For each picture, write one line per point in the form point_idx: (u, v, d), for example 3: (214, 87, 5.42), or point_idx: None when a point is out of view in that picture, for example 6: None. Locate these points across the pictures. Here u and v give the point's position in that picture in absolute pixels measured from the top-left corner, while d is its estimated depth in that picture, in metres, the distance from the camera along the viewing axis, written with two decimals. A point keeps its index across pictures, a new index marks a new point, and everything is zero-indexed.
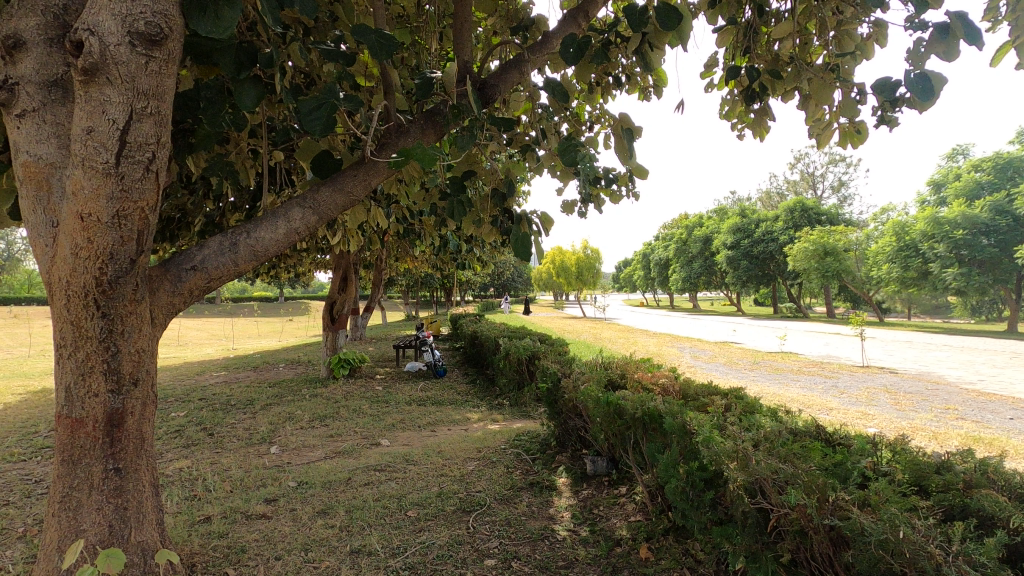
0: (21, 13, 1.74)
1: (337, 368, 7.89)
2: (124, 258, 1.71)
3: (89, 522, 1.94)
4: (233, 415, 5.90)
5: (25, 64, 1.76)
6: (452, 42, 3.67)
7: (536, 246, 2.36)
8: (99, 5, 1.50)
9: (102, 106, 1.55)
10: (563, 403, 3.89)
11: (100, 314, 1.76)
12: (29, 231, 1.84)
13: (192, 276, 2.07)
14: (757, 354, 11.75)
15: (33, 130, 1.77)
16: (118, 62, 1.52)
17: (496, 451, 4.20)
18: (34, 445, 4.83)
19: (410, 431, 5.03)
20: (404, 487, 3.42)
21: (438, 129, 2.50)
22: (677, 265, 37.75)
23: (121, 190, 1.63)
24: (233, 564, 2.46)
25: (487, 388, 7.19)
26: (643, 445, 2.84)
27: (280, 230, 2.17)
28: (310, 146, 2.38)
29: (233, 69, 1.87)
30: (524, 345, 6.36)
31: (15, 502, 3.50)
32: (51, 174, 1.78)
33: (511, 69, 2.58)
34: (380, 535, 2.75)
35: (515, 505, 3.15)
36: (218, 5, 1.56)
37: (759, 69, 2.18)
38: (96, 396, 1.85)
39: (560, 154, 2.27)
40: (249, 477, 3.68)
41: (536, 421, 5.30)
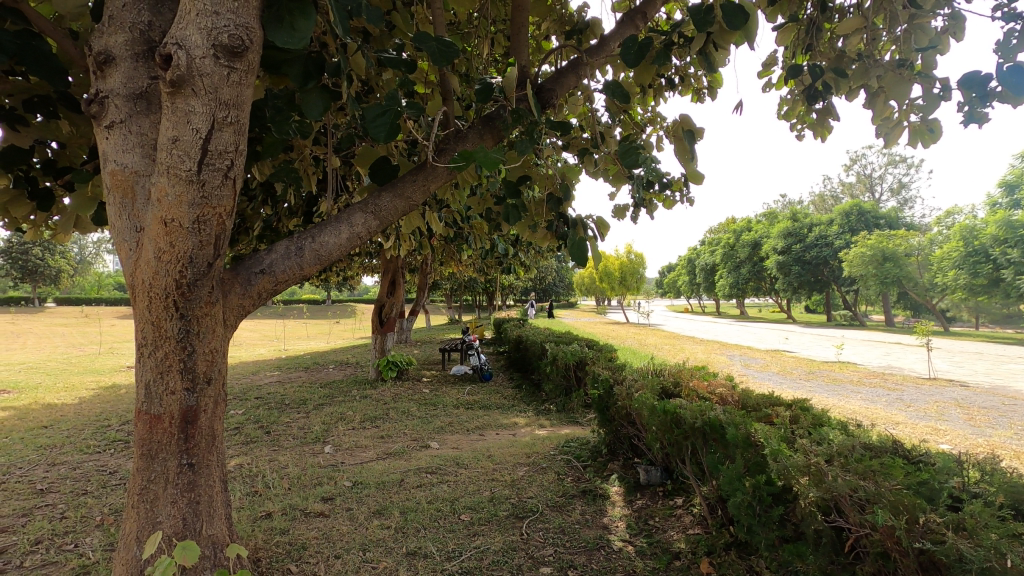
0: (110, 30, 1.85)
1: (386, 370, 8.04)
2: (202, 262, 1.79)
3: (165, 514, 2.02)
4: (288, 414, 6.08)
5: (114, 78, 1.86)
6: (503, 47, 3.68)
7: (591, 250, 2.32)
8: (186, 20, 1.57)
9: (187, 116, 1.61)
10: (615, 410, 3.82)
11: (179, 315, 1.84)
12: (115, 236, 1.94)
13: (260, 280, 2.13)
14: (811, 363, 11.31)
15: (120, 141, 1.88)
16: (202, 73, 1.59)
17: (546, 457, 4.17)
18: (107, 439, 5.11)
19: (459, 434, 5.06)
20: (456, 491, 3.43)
21: (495, 134, 2.50)
22: (723, 270, 36.78)
23: (202, 197, 1.70)
24: (295, 561, 2.52)
25: (534, 393, 7.16)
26: (703, 456, 2.75)
27: (343, 234, 2.22)
28: (368, 152, 2.42)
29: (301, 78, 1.91)
30: (572, 350, 6.31)
31: (92, 491, 3.70)
32: (136, 181, 1.88)
33: (568, 72, 2.55)
34: (434, 538, 2.76)
35: (568, 512, 3.11)
36: (294, 16, 1.61)
37: (823, 66, 2.04)
38: (172, 394, 1.93)
39: (621, 158, 2.23)
40: (306, 475, 3.78)
41: (584, 428, 5.24)
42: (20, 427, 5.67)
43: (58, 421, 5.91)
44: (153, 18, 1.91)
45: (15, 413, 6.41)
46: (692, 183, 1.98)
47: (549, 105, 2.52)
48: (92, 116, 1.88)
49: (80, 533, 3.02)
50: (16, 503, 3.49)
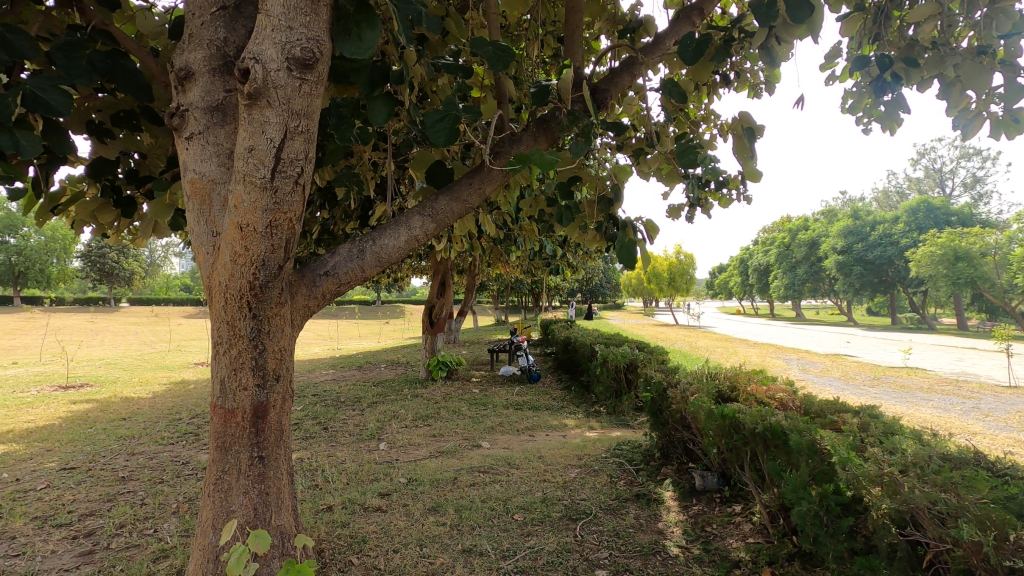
0: (190, 48, 1.97)
1: (436, 370, 8.18)
2: (273, 264, 1.88)
3: (238, 504, 2.14)
4: (344, 411, 6.28)
5: (193, 92, 1.98)
6: (554, 48, 3.67)
7: (641, 253, 2.31)
8: (262, 35, 1.65)
9: (262, 126, 1.70)
10: (669, 413, 3.75)
11: (251, 315, 1.95)
12: (193, 240, 2.07)
13: (325, 281, 2.21)
14: (876, 368, 10.74)
15: (198, 150, 2.00)
16: (277, 85, 1.67)
17: (597, 459, 4.15)
18: (179, 431, 5.42)
19: (509, 434, 5.10)
20: (509, 490, 3.46)
21: (550, 136, 2.52)
22: (778, 271, 35.44)
23: (275, 203, 1.78)
24: (355, 553, 2.61)
25: (583, 395, 7.11)
26: (764, 463, 2.66)
27: (402, 237, 2.28)
28: (424, 156, 2.48)
29: (368, 87, 1.98)
30: (622, 352, 6.24)
31: (168, 480, 3.94)
32: (212, 189, 2.00)
33: (622, 72, 2.53)
34: (489, 536, 2.80)
35: (622, 516, 3.08)
36: (361, 27, 1.67)
37: (892, 57, 1.88)
38: (245, 390, 2.03)
39: (678, 158, 2.20)
40: (363, 471, 3.90)
41: (636, 431, 5.18)
42: (103, 418, 6.10)
43: (136, 413, 6.33)
44: (228, 34, 2.02)
45: (98, 405, 6.89)
46: (749, 181, 1.94)
47: (603, 106, 2.51)
48: (173, 128, 2.01)
49: (158, 519, 3.22)
50: (102, 489, 3.76)
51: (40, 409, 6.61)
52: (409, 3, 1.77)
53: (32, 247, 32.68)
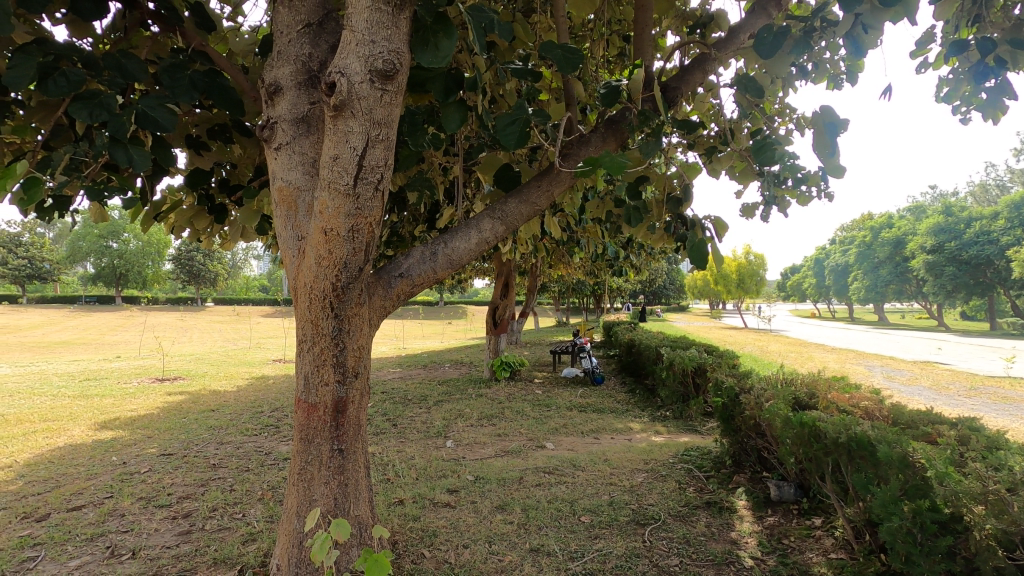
0: (279, 64, 2.11)
1: (500, 370, 8.27)
2: (354, 267, 1.98)
3: (319, 493, 2.25)
4: (411, 409, 6.47)
5: (281, 105, 2.12)
6: (621, 46, 3.62)
7: (713, 253, 2.26)
8: (347, 49, 1.74)
9: (346, 136, 1.79)
10: (740, 420, 3.61)
11: (333, 314, 2.06)
12: (280, 244, 2.20)
13: (400, 283, 2.29)
14: (974, 378, 9.86)
15: (286, 160, 2.13)
16: (360, 97, 1.75)
17: (665, 464, 4.07)
18: (262, 423, 5.78)
19: (573, 436, 5.09)
20: (575, 492, 3.45)
21: (619, 137, 2.50)
22: (859, 271, 33.26)
23: (356, 208, 1.88)
24: (427, 546, 2.69)
25: (648, 398, 6.98)
26: (848, 475, 2.51)
27: (473, 240, 2.33)
28: (492, 160, 2.53)
29: (443, 94, 2.04)
30: (690, 355, 6.06)
31: (253, 469, 4.21)
32: (298, 196, 2.13)
33: (693, 69, 2.46)
34: (557, 537, 2.81)
35: (693, 524, 3.01)
36: (438, 36, 1.76)
37: (997, 39, 1.71)
38: (326, 385, 2.15)
39: (755, 155, 2.12)
40: (431, 467, 4.01)
41: (704, 437, 5.03)
42: (195, 409, 6.60)
43: (223, 406, 6.79)
44: (313, 49, 2.14)
45: (190, 396, 7.46)
46: (830, 178, 1.84)
47: (674, 105, 2.46)
48: (263, 139, 2.15)
49: (245, 504, 3.45)
50: (196, 475, 4.07)
51: (141, 399, 7.23)
52: (483, 11, 1.82)
53: (132, 252, 35.82)
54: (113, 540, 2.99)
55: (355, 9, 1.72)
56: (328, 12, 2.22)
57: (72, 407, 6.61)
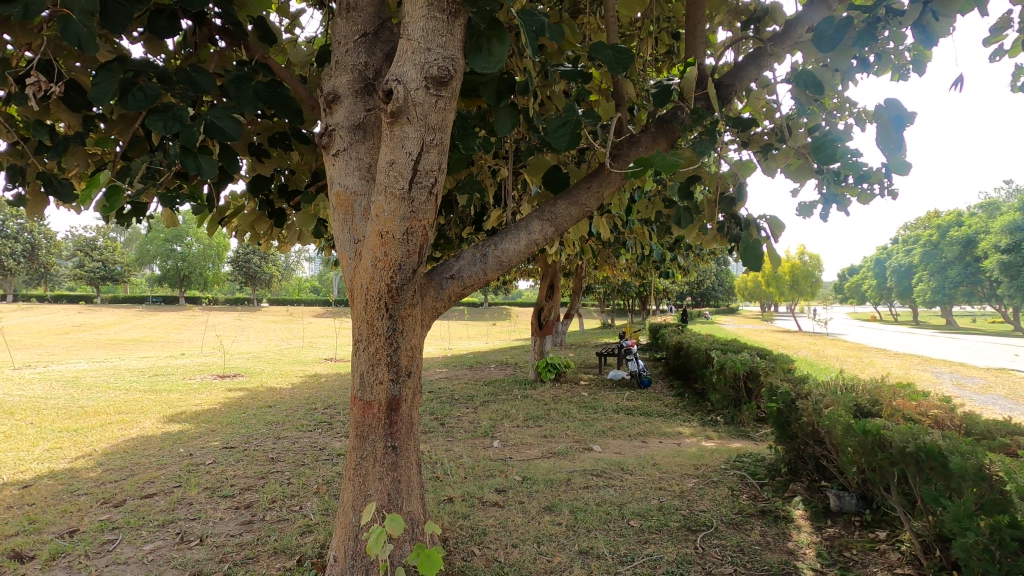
0: (337, 74, 2.19)
1: (545, 372, 8.29)
2: (408, 268, 2.04)
3: (374, 488, 2.32)
4: (459, 408, 6.56)
5: (339, 113, 2.20)
6: (670, 43, 3.56)
7: (768, 253, 2.21)
8: (403, 58, 1.79)
9: (402, 141, 1.85)
10: (797, 426, 3.47)
11: (388, 315, 2.12)
12: (337, 247, 2.29)
13: (451, 284, 2.33)
14: None
15: (343, 165, 2.21)
16: (416, 103, 1.80)
17: (716, 470, 3.97)
18: (316, 419, 5.99)
19: (620, 439, 5.04)
20: (624, 496, 3.42)
21: (670, 136, 2.46)
22: (924, 272, 31.42)
23: (411, 211, 1.93)
24: (477, 544, 2.73)
25: (697, 402, 6.83)
26: (915, 487, 2.40)
27: (522, 241, 2.35)
28: (541, 162, 2.55)
29: (495, 99, 2.08)
30: (742, 359, 5.89)
31: (308, 463, 4.38)
32: (355, 200, 2.21)
33: (749, 65, 2.40)
34: (606, 540, 2.80)
35: (747, 532, 2.93)
36: (491, 42, 1.79)
37: None
38: (381, 383, 2.21)
39: (815, 153, 2.05)
40: (479, 467, 4.05)
41: (757, 443, 4.88)
42: (253, 405, 6.89)
43: (279, 402, 7.08)
44: (368, 58, 2.21)
45: (249, 393, 7.80)
46: (894, 175, 1.76)
47: (727, 102, 2.40)
48: (322, 146, 2.24)
49: (302, 497, 3.59)
50: (256, 467, 4.26)
51: (204, 395, 7.62)
52: (534, 15, 1.84)
53: (194, 255, 37.75)
54: (182, 526, 3.17)
55: (411, 18, 1.77)
56: (383, 21, 2.29)
57: (143, 401, 7.04)
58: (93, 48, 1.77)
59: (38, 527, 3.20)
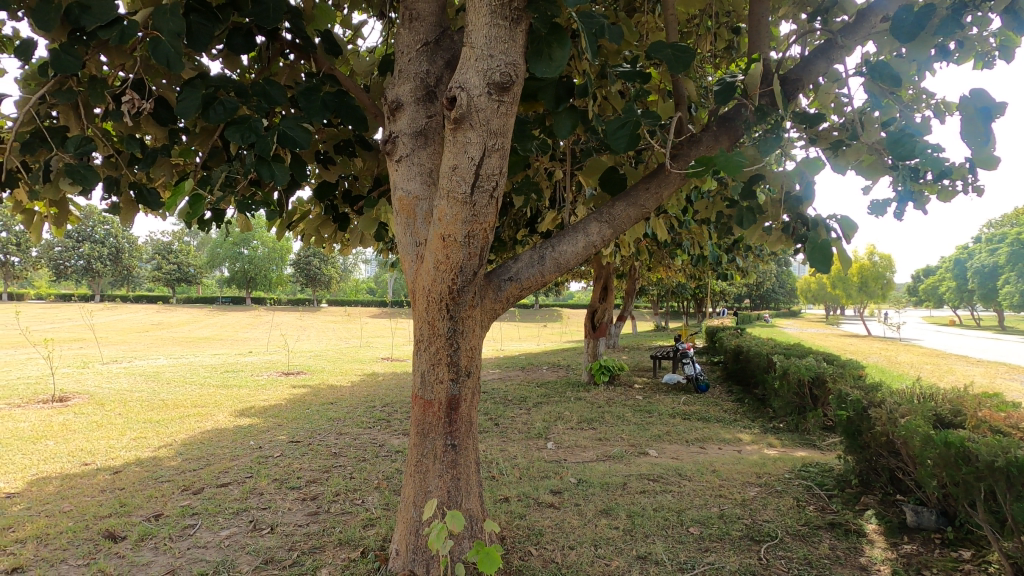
0: (400, 82, 2.26)
1: (598, 375, 8.22)
2: (469, 271, 2.08)
3: (434, 485, 2.38)
4: (512, 409, 6.61)
5: (402, 120, 2.27)
6: (731, 38, 3.45)
7: (838, 253, 2.10)
8: (467, 65, 1.84)
9: (464, 146, 1.89)
10: (869, 436, 3.29)
11: (449, 316, 2.17)
12: (400, 250, 2.36)
13: (509, 286, 2.34)
14: None
15: (405, 171, 2.28)
16: (479, 109, 1.84)
17: (780, 479, 3.82)
18: (374, 417, 6.18)
19: (677, 444, 4.94)
20: (682, 502, 3.35)
21: (732, 134, 2.40)
22: (1011, 273, 29.04)
23: (472, 215, 1.97)
24: (534, 544, 2.75)
25: (758, 409, 6.59)
26: (1006, 504, 2.24)
27: (580, 243, 2.35)
28: (597, 163, 2.55)
29: (554, 102, 2.11)
30: (806, 364, 5.64)
31: (368, 458, 4.53)
32: (417, 205, 2.28)
33: (817, 57, 2.29)
34: (665, 546, 2.75)
35: (816, 545, 2.81)
36: (551, 46, 1.82)
37: None
38: (441, 383, 2.27)
39: (891, 148, 1.94)
40: (534, 468, 4.07)
41: (824, 453, 4.66)
42: (316, 401, 7.19)
43: (340, 399, 7.35)
44: (430, 66, 2.27)
45: (311, 390, 8.14)
46: (980, 170, 1.65)
47: (794, 98, 2.32)
48: (386, 153, 2.31)
49: (363, 491, 3.72)
50: (320, 461, 4.44)
51: (271, 391, 8.00)
52: (593, 17, 1.84)
53: (260, 258, 39.71)
54: (254, 515, 3.36)
55: (474, 25, 1.81)
56: (445, 30, 2.34)
57: (216, 396, 7.47)
58: (180, 67, 1.91)
59: (128, 510, 3.46)
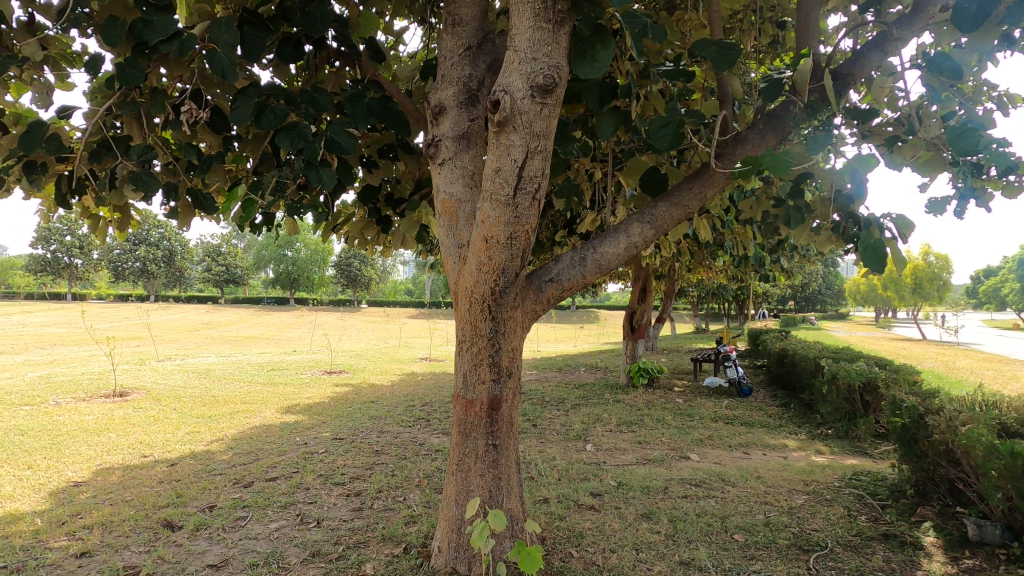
0: (443, 86, 2.29)
1: (637, 377, 8.11)
2: (511, 272, 2.10)
3: (476, 484, 2.40)
4: (550, 410, 6.60)
5: (444, 124, 2.31)
6: (777, 32, 3.36)
7: (892, 253, 2.03)
8: (511, 69, 1.85)
9: (507, 149, 1.91)
10: (926, 444, 3.14)
11: (491, 317, 2.20)
12: (442, 252, 2.40)
13: (550, 287, 2.34)
14: None
15: (448, 174, 2.32)
16: (522, 112, 1.86)
17: (829, 488, 3.70)
18: (414, 415, 6.28)
19: (720, 449, 4.83)
20: (726, 508, 3.28)
21: (780, 132, 2.33)
22: None
23: (515, 217, 1.99)
24: (575, 545, 2.75)
25: (805, 414, 6.38)
26: None
27: (622, 244, 2.33)
28: (639, 164, 2.52)
29: (597, 103, 2.11)
30: (857, 368, 5.43)
31: (409, 456, 4.61)
32: (460, 207, 2.31)
33: (870, 50, 2.20)
34: (709, 553, 2.70)
35: (868, 557, 2.71)
36: (595, 48, 1.81)
37: None
38: (483, 383, 2.29)
39: (953, 143, 1.85)
40: (573, 470, 4.05)
41: (877, 462, 4.47)
42: (358, 400, 7.35)
43: (381, 398, 7.50)
44: (472, 70, 2.30)
45: (353, 388, 8.34)
46: None
47: (845, 93, 2.24)
48: (429, 156, 2.35)
49: (405, 489, 3.79)
50: (363, 458, 4.55)
51: (315, 389, 8.23)
52: (637, 17, 1.82)
53: (302, 260, 40.86)
54: (301, 509, 3.46)
55: (518, 29, 1.83)
56: (487, 34, 2.36)
57: (264, 393, 7.74)
58: (234, 77, 1.99)
59: (184, 501, 3.63)
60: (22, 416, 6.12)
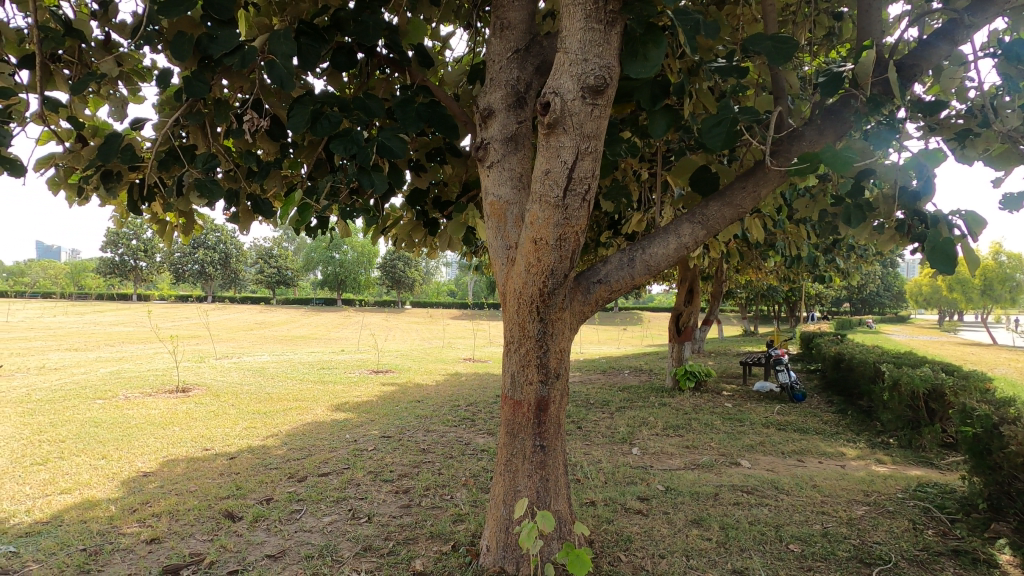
0: (491, 90, 2.32)
1: (684, 380, 7.93)
2: (560, 273, 2.10)
3: (523, 484, 2.41)
4: (595, 413, 6.54)
5: (493, 127, 2.33)
6: (833, 24, 3.23)
7: (963, 252, 1.91)
8: (561, 70, 1.86)
9: (558, 151, 1.92)
10: (1003, 456, 2.94)
11: (539, 318, 2.21)
12: (490, 253, 2.42)
13: (598, 288, 2.33)
14: None
15: (496, 177, 2.34)
16: (573, 113, 1.86)
17: (892, 499, 3.52)
18: (459, 415, 6.34)
19: (772, 456, 4.68)
20: (780, 517, 3.18)
21: (840, 128, 2.24)
22: None
23: (565, 218, 1.99)
24: (623, 549, 2.72)
25: (864, 421, 6.10)
26: None
27: (672, 245, 2.29)
28: (689, 163, 2.47)
29: (649, 102, 2.08)
30: (922, 374, 5.15)
31: (456, 455, 4.67)
32: (508, 210, 2.33)
33: (938, 40, 2.07)
34: (763, 562, 2.63)
35: (936, 572, 2.57)
36: (647, 46, 1.79)
37: None
38: (531, 384, 2.30)
39: None
40: (619, 473, 4.01)
41: (944, 473, 4.23)
42: (404, 399, 7.49)
43: (426, 397, 7.62)
44: (521, 73, 2.31)
45: (400, 387, 8.50)
46: None
47: (910, 85, 2.11)
48: (477, 159, 2.38)
49: (452, 487, 3.84)
50: (411, 456, 4.63)
51: (363, 388, 8.44)
52: (689, 14, 1.79)
53: (349, 262, 41.95)
54: (353, 504, 3.57)
55: (568, 31, 1.83)
56: (534, 36, 2.37)
57: (315, 391, 8.00)
58: (292, 86, 2.07)
59: (243, 493, 3.79)
60: (96, 409, 6.54)
